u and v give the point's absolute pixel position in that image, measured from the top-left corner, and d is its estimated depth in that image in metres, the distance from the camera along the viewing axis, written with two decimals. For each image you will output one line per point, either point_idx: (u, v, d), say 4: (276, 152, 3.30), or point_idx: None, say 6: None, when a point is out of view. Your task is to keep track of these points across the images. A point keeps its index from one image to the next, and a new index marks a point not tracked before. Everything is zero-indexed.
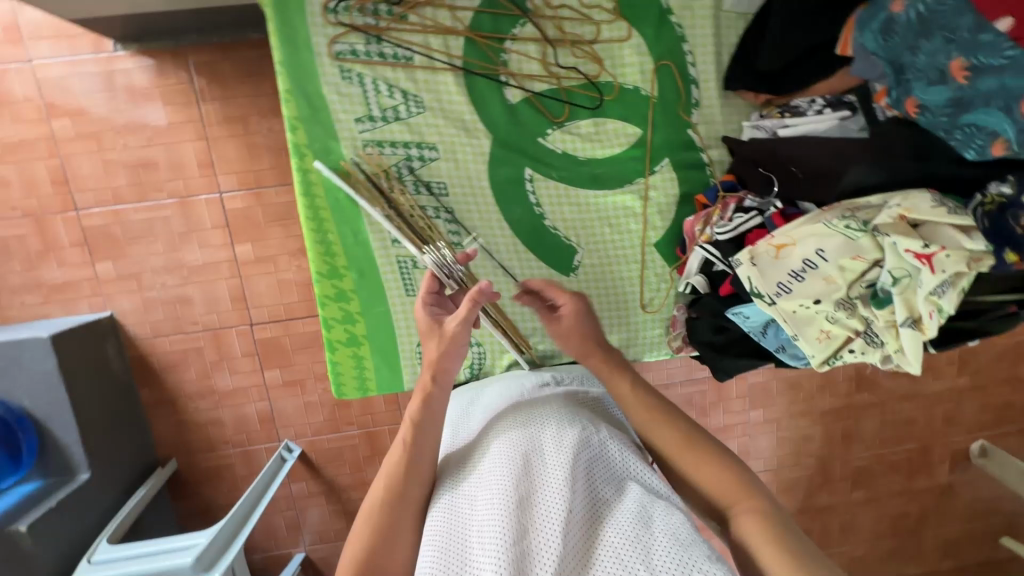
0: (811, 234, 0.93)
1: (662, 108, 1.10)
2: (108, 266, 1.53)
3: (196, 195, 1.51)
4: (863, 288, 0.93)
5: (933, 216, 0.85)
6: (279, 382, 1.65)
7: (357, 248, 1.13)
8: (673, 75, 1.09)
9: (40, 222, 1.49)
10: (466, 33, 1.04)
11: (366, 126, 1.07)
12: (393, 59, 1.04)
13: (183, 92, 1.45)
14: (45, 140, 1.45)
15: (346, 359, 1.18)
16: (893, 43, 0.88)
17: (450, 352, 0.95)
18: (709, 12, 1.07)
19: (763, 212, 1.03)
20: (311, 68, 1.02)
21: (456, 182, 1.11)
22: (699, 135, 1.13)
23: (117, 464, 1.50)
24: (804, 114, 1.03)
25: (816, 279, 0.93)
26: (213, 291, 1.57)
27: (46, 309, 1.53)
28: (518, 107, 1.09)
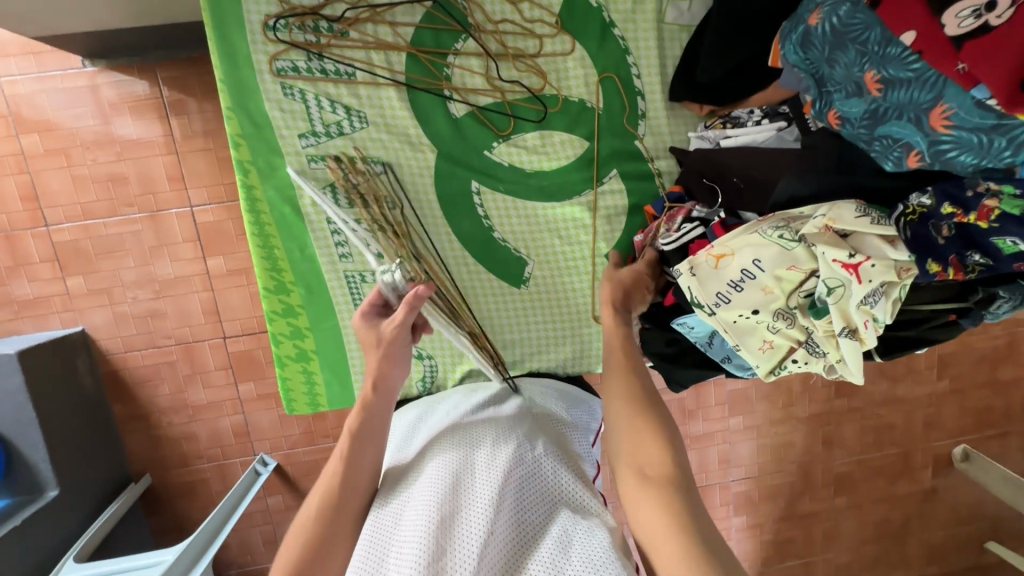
0: (749, 244, 0.90)
1: (607, 118, 1.10)
2: (79, 282, 1.53)
3: (167, 209, 1.51)
4: (801, 297, 0.91)
5: (857, 227, 0.80)
6: (253, 396, 1.64)
7: (304, 263, 1.12)
8: (617, 87, 1.09)
9: (10, 238, 1.49)
10: (408, 49, 1.03)
11: (309, 142, 1.06)
12: (335, 76, 1.03)
13: (152, 107, 1.45)
14: (14, 156, 1.45)
15: (295, 374, 1.18)
16: (813, 56, 0.83)
17: (387, 357, 0.95)
18: (651, 24, 1.06)
19: (707, 222, 1.01)
20: (252, 87, 1.02)
21: (402, 196, 1.10)
22: (647, 146, 1.12)
23: (88, 480, 1.49)
24: (744, 125, 1.03)
25: (755, 290, 0.91)
26: (185, 305, 1.57)
27: (17, 325, 1.53)
28: (463, 120, 1.08)
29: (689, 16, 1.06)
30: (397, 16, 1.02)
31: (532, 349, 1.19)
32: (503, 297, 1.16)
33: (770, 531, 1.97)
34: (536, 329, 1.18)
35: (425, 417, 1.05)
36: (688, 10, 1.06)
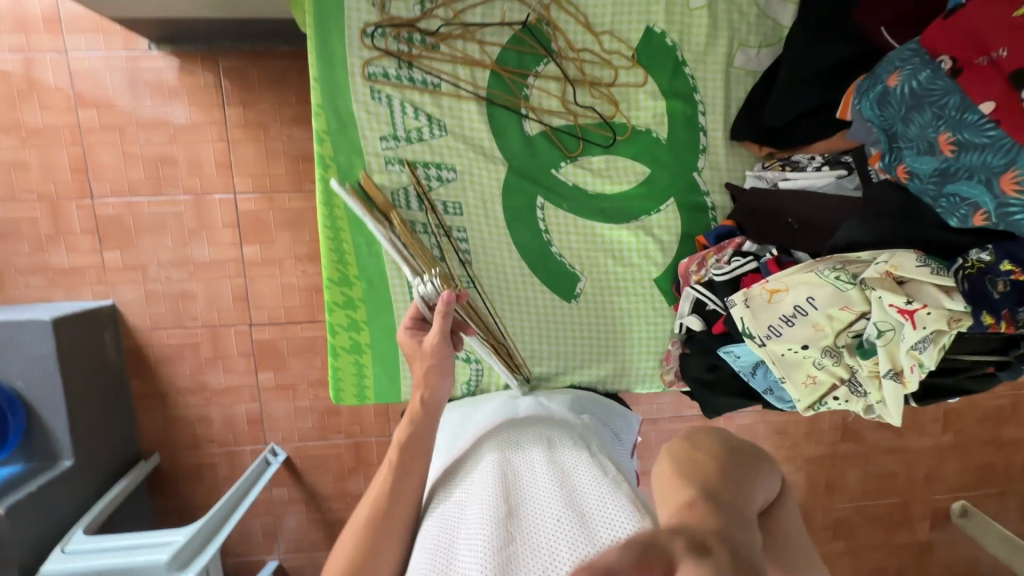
0: (803, 282, 0.93)
1: (672, 150, 1.12)
2: (116, 256, 1.55)
3: (212, 194, 1.55)
4: (849, 337, 0.94)
5: (917, 276, 0.83)
6: (272, 385, 1.66)
7: (370, 258, 1.12)
8: (685, 120, 1.11)
9: (55, 207, 1.51)
10: (492, 67, 1.06)
11: (388, 143, 1.07)
12: (422, 85, 1.05)
13: (210, 94, 1.50)
14: (70, 128, 1.49)
15: (347, 366, 1.15)
16: (889, 114, 0.87)
17: (433, 369, 0.98)
18: (721, 66, 1.10)
19: (758, 259, 1.04)
20: (342, 87, 1.03)
21: (471, 204, 1.10)
22: (704, 180, 1.14)
23: (101, 454, 1.50)
24: (804, 170, 1.05)
25: (805, 326, 0.94)
26: (216, 289, 1.59)
27: (50, 292, 1.55)
28: (535, 139, 1.10)
29: (755, 62, 1.11)
30: (486, 35, 1.05)
31: (576, 365, 1.18)
32: (556, 312, 1.16)
33: None
34: (582, 344, 1.17)
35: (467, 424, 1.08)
36: (756, 56, 1.11)
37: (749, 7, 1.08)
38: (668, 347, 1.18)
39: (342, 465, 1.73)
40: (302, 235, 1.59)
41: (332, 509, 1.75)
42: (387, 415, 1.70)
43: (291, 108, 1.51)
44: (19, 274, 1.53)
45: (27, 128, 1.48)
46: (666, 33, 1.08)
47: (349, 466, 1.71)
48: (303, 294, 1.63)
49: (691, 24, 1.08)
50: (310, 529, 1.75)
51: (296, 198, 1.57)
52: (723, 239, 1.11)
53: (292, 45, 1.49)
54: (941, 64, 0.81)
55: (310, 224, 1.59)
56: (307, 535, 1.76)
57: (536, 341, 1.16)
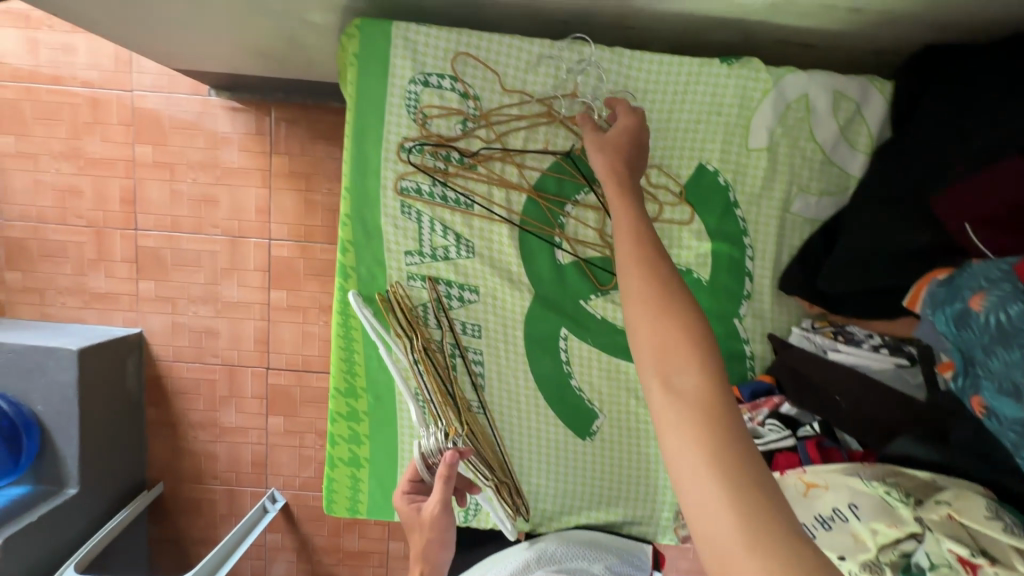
0: (845, 483, 0.70)
1: (712, 294, 0.97)
2: (150, 286, 1.59)
3: (248, 237, 1.56)
4: (895, 556, 0.63)
5: (988, 532, 0.58)
6: (280, 430, 1.65)
7: (380, 374, 1.01)
8: (731, 262, 0.97)
9: (101, 234, 1.56)
10: (530, 192, 0.97)
11: (413, 260, 0.99)
12: (454, 204, 0.97)
13: (259, 142, 1.53)
14: (125, 161, 1.54)
15: (343, 480, 1.04)
16: (968, 336, 0.66)
17: (433, 541, 0.92)
18: (776, 212, 0.96)
19: (797, 434, 0.88)
20: (373, 198, 0.96)
21: (493, 332, 1.01)
22: (745, 328, 0.98)
23: (106, 481, 1.51)
24: (859, 345, 0.92)
25: (841, 534, 0.67)
26: (240, 329, 1.60)
27: (84, 314, 1.59)
28: (566, 269, 1.00)
29: (815, 211, 0.97)
30: (528, 156, 0.96)
31: (584, 506, 1.08)
32: (570, 450, 1.06)
33: None
34: (594, 488, 1.07)
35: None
36: (816, 204, 0.97)
37: (813, 151, 0.96)
38: None
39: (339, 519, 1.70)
40: (329, 286, 1.58)
41: (323, 562, 1.71)
42: None
43: (336, 163, 1.53)
44: (59, 294, 1.58)
45: (87, 157, 1.53)
46: (719, 170, 0.96)
47: (345, 522, 1.68)
48: (322, 344, 1.62)
49: (747, 164, 0.96)
50: None
51: (328, 249, 1.57)
52: (758, 395, 0.95)
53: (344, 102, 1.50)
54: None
55: None
56: None
57: (547, 473, 1.07)
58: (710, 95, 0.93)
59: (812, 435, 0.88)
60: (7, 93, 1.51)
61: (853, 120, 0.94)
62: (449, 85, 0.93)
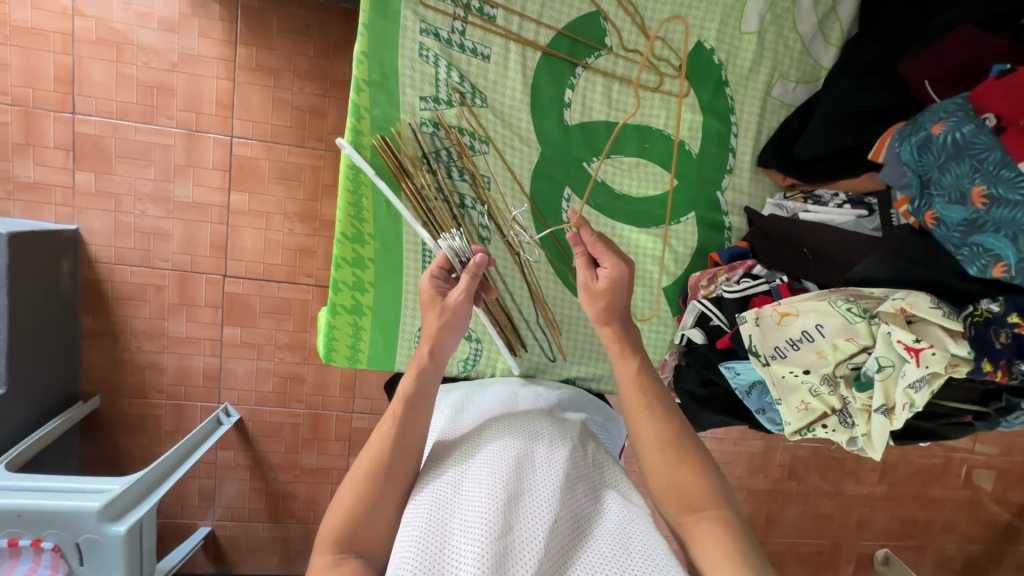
0: (814, 309, 0.92)
1: (700, 167, 1.11)
2: (89, 179, 1.44)
3: (206, 132, 1.46)
4: (848, 368, 0.93)
5: (929, 317, 0.82)
6: (236, 341, 1.58)
7: (388, 220, 1.07)
8: (718, 137, 1.11)
9: (30, 115, 1.40)
10: (544, 50, 1.04)
11: (428, 106, 1.03)
12: (471, 53, 1.03)
13: (222, 30, 1.42)
14: (62, 35, 1.38)
15: (344, 326, 1.10)
16: (926, 160, 0.87)
17: (449, 325, 0.93)
18: (760, 93, 1.10)
19: (769, 282, 1.03)
20: (390, 39, 0.99)
21: (500, 179, 1.08)
22: (726, 200, 1.13)
23: (37, 388, 1.39)
24: (825, 205, 1.05)
25: (810, 352, 0.92)
26: (194, 232, 1.50)
27: (7, 205, 1.43)
28: (573, 129, 1.08)
29: (791, 96, 1.12)
30: (544, 16, 1.03)
31: (575, 358, 1.20)
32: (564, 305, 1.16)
33: None
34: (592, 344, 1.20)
35: (468, 402, 1.05)
36: (793, 91, 1.11)
37: (795, 41, 1.09)
38: (664, 357, 1.17)
39: (296, 435, 1.66)
40: (295, 192, 1.52)
41: (278, 480, 1.67)
42: (352, 390, 1.64)
43: (308, 61, 1.45)
44: None
45: (13, 26, 1.36)
46: (715, 51, 1.08)
47: (304, 439, 1.65)
48: (286, 253, 1.56)
49: (739, 47, 1.08)
50: (250, 498, 1.67)
51: (295, 152, 1.50)
52: (735, 259, 1.10)
53: None
54: (985, 120, 0.81)
55: (306, 181, 1.52)
56: (247, 504, 1.68)
57: (543, 323, 1.17)
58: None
59: (783, 282, 1.02)
60: None
61: (829, 17, 1.08)
62: None
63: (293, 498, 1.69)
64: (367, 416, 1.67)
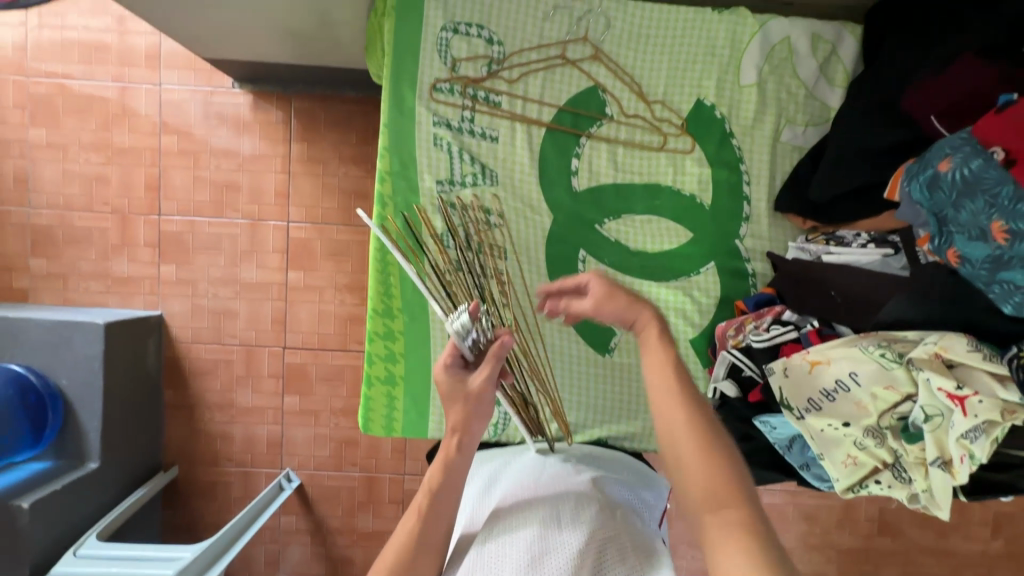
0: (844, 356, 0.87)
1: (714, 217, 1.12)
2: (171, 269, 1.64)
3: (267, 220, 1.64)
4: (893, 418, 0.87)
5: (968, 361, 0.76)
6: (295, 409, 1.68)
7: (414, 293, 1.14)
8: (728, 188, 1.11)
9: (125, 220, 1.63)
10: (548, 126, 1.11)
11: (444, 187, 1.12)
12: (480, 137, 1.11)
13: (279, 130, 1.62)
14: (151, 151, 1.62)
15: (379, 397, 1.15)
16: (938, 198, 0.82)
17: (476, 412, 0.89)
18: (766, 140, 1.10)
19: (799, 328, 0.98)
20: (410, 135, 1.10)
21: (515, 247, 1.12)
22: (745, 247, 1.12)
23: (124, 461, 1.53)
24: (849, 246, 1.00)
25: (847, 402, 0.88)
26: (257, 309, 1.65)
27: (106, 297, 1.64)
28: (583, 194, 1.13)
29: (803, 139, 1.11)
30: (545, 96, 1.11)
31: (600, 417, 1.16)
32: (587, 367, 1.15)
33: None
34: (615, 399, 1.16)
35: (503, 473, 1.04)
36: (803, 134, 1.11)
37: (798, 88, 1.10)
38: None
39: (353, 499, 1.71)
40: (345, 265, 1.65)
41: (337, 544, 1.71)
42: (403, 451, 1.68)
43: (351, 149, 1.61)
44: (81, 278, 1.64)
45: (114, 148, 1.62)
46: (715, 106, 1.10)
47: (359, 502, 1.69)
48: (338, 322, 1.67)
49: (740, 100, 1.10)
50: (312, 563, 1.72)
51: (344, 230, 1.65)
52: (761, 305, 1.06)
53: (358, 91, 1.60)
54: (992, 153, 0.75)
55: (354, 256, 1.65)
56: (309, 569, 1.72)
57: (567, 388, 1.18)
58: (705, 41, 1.09)
59: (812, 327, 0.97)
60: (40, 89, 1.60)
61: (830, 59, 1.09)
62: (475, 33, 1.10)
63: (352, 563, 1.72)
64: (418, 477, 1.70)
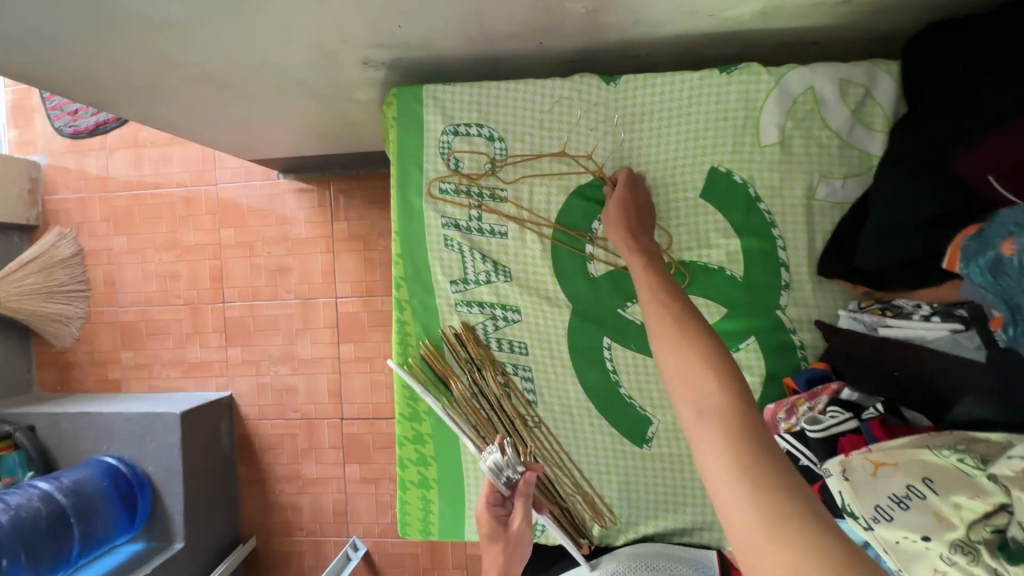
0: (911, 457, 0.63)
1: (752, 291, 0.85)
2: (237, 351, 1.77)
3: (317, 298, 1.72)
4: (988, 532, 0.57)
5: None
6: (357, 477, 1.72)
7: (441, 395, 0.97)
8: (761, 255, 0.85)
9: (196, 309, 1.78)
10: (557, 215, 0.90)
11: (459, 289, 0.94)
12: (489, 231, 0.92)
13: (322, 212, 1.71)
14: (213, 245, 1.77)
15: (414, 498, 1.00)
16: (1009, 285, 0.62)
17: (514, 553, 0.91)
18: (799, 196, 0.84)
19: (860, 414, 0.74)
20: (419, 239, 0.94)
21: (543, 357, 0.93)
22: (789, 319, 0.86)
23: (207, 538, 1.64)
24: (907, 318, 0.77)
25: (919, 512, 0.60)
26: (315, 383, 1.73)
27: (184, 382, 1.79)
28: (600, 281, 0.90)
29: (843, 195, 0.84)
30: (552, 182, 0.90)
31: (643, 511, 0.94)
32: (618, 458, 0.93)
33: None
34: (658, 493, 0.93)
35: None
36: (842, 188, 0.83)
37: (828, 138, 0.83)
38: None
39: (418, 565, 1.72)
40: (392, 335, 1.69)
41: None
42: None
43: (388, 222, 1.67)
44: (163, 366, 1.80)
45: (183, 245, 1.78)
46: (736, 170, 0.85)
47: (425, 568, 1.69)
48: (390, 390, 1.71)
49: (764, 160, 0.84)
50: None
51: (388, 301, 1.69)
52: (815, 383, 0.81)
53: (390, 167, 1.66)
54: None
55: None
56: None
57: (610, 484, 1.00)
58: (720, 89, 0.83)
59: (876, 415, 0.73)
60: (121, 201, 1.80)
61: (864, 104, 0.81)
62: (476, 131, 0.90)
63: None
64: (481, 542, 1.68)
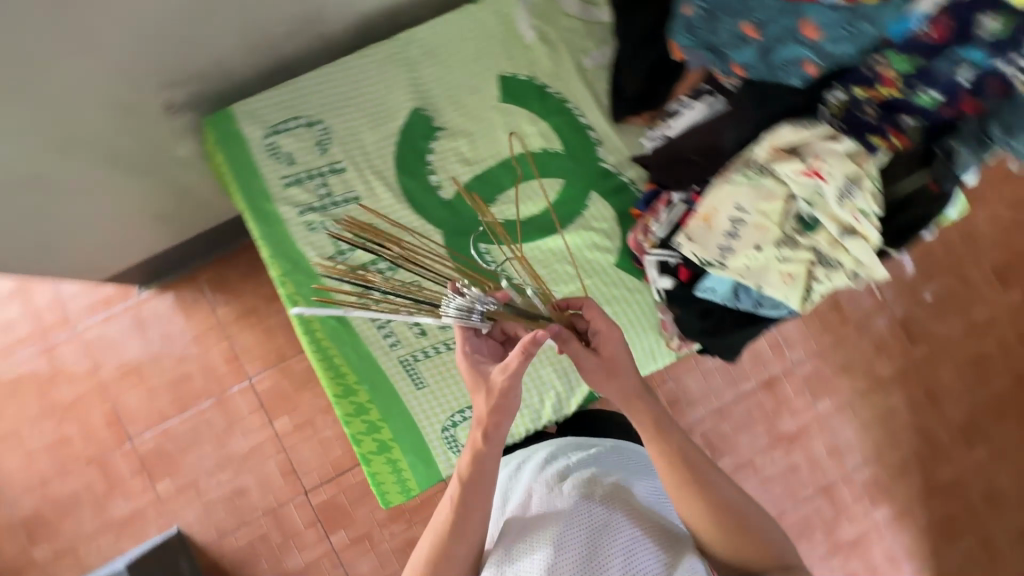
0: (725, 196, 1.05)
1: (574, 156, 1.19)
2: (167, 483, 1.62)
3: (230, 389, 1.65)
4: (791, 222, 1.04)
5: (795, 140, 1.00)
6: (347, 543, 1.63)
7: (363, 362, 1.16)
8: (570, 130, 1.19)
9: (103, 463, 1.62)
10: (393, 169, 1.14)
11: (337, 261, 1.10)
12: (342, 203, 1.11)
13: (200, 306, 1.66)
14: (97, 388, 1.64)
15: (381, 466, 1.17)
16: (699, 35, 1.05)
17: (501, 408, 0.84)
18: (575, 74, 1.20)
19: (688, 198, 1.13)
20: (283, 234, 1.10)
21: (430, 284, 1.11)
22: (611, 163, 1.21)
23: None
24: (680, 114, 1.12)
25: (750, 230, 1.04)
26: (264, 472, 1.64)
27: (120, 545, 1.60)
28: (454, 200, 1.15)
29: (601, 58, 1.21)
30: (379, 147, 1.14)
31: None
32: None
33: (922, 515, 1.76)
34: None
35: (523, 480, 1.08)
36: (600, 54, 1.21)
37: (573, 24, 1.21)
38: (660, 317, 1.21)
39: None
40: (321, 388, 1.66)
41: None
42: None
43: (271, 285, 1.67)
44: (89, 541, 1.60)
45: (61, 405, 1.63)
46: (518, 74, 1.19)
47: None
48: (342, 441, 1.66)
49: (535, 61, 1.19)
50: None
51: (303, 358, 1.67)
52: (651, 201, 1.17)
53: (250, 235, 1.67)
54: None
55: None
56: None
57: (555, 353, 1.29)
58: (476, 21, 1.18)
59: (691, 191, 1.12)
60: None
61: None
62: (297, 126, 1.11)
63: None
64: None
